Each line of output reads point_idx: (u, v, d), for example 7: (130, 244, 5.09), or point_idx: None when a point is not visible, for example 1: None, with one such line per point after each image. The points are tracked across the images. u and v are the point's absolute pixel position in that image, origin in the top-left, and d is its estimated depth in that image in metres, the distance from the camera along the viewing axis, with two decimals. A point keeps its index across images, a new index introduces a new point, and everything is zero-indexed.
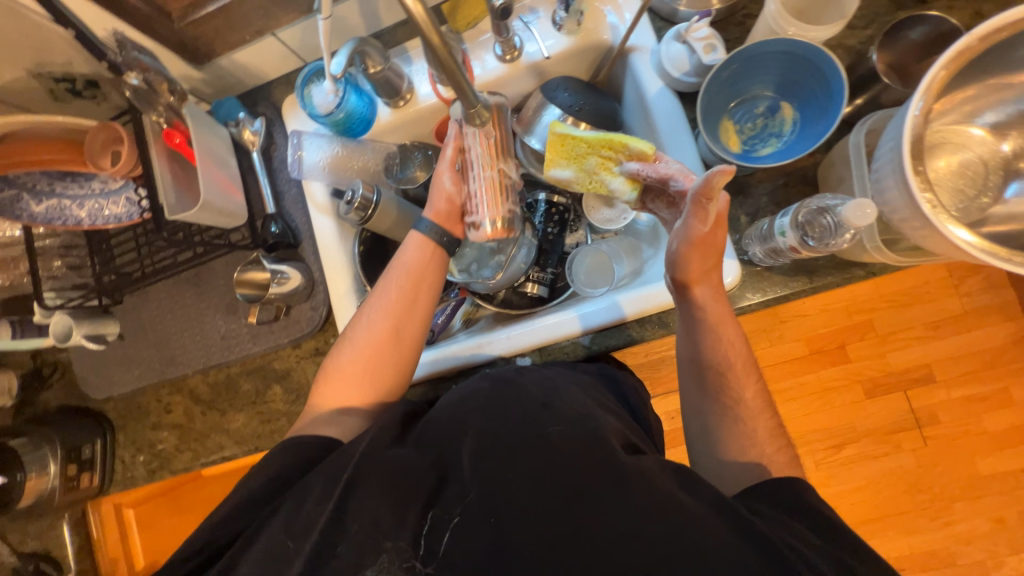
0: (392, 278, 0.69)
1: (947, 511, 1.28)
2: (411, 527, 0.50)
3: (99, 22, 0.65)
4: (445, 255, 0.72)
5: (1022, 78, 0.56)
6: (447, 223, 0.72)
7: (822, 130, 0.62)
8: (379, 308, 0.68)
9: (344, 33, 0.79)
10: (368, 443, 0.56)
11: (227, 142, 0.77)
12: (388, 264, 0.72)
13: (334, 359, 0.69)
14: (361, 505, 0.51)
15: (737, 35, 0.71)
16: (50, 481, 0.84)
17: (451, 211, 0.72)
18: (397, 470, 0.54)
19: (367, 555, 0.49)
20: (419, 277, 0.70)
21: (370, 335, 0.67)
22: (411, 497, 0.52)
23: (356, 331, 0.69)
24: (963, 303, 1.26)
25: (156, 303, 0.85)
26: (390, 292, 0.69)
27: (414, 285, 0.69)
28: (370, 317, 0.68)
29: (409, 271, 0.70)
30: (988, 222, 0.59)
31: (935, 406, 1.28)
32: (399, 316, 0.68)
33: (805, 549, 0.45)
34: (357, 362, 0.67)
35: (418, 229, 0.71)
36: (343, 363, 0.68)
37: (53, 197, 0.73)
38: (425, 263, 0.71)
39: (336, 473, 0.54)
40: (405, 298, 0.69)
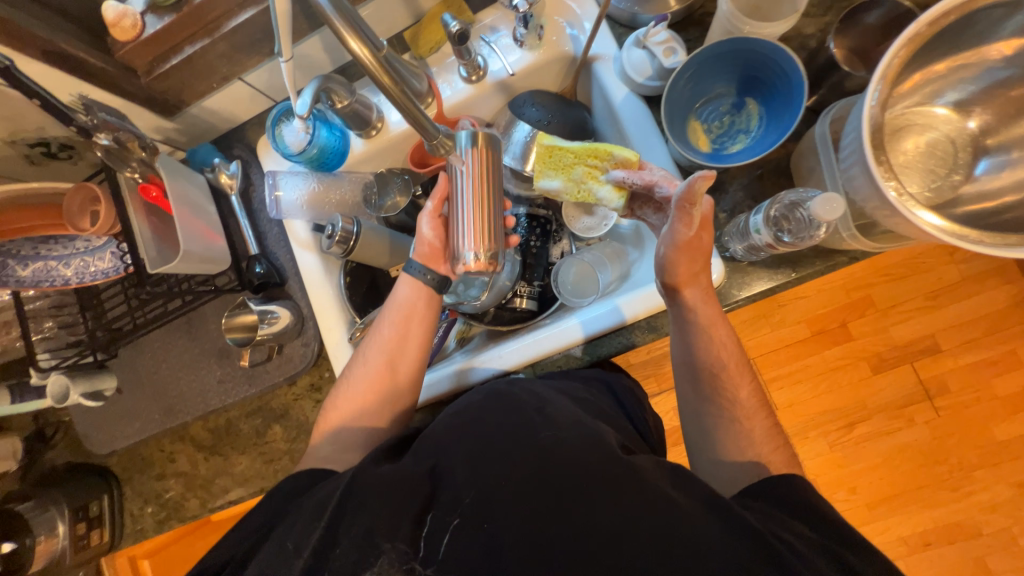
0: (386, 318, 0.69)
1: (966, 482, 1.26)
2: (407, 534, 0.48)
3: (64, 86, 0.65)
4: (436, 296, 0.71)
5: (979, 55, 0.57)
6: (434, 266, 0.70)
7: (786, 124, 0.62)
8: (376, 347, 0.68)
9: (310, 70, 0.80)
10: (358, 465, 0.53)
11: (204, 189, 0.79)
12: (383, 304, 0.72)
13: (334, 398, 0.69)
14: (356, 521, 0.48)
15: (697, 35, 0.72)
16: (59, 542, 0.87)
17: (435, 253, 0.70)
18: (389, 482, 0.51)
19: (368, 560, 0.47)
20: (413, 316, 0.69)
21: (368, 374, 0.68)
22: (407, 503, 0.49)
23: (354, 372, 0.69)
24: (959, 271, 1.25)
25: (150, 354, 0.86)
26: (384, 331, 0.69)
27: (406, 323, 0.69)
28: (366, 355, 0.69)
29: (402, 310, 0.69)
30: (962, 202, 0.61)
31: (943, 377, 1.27)
32: (396, 353, 0.68)
33: (803, 548, 0.45)
34: (357, 400, 0.67)
35: (408, 270, 0.70)
36: (343, 401, 0.68)
37: (39, 260, 0.72)
38: (417, 304, 0.70)
39: (330, 494, 0.52)
40: (400, 338, 0.69)
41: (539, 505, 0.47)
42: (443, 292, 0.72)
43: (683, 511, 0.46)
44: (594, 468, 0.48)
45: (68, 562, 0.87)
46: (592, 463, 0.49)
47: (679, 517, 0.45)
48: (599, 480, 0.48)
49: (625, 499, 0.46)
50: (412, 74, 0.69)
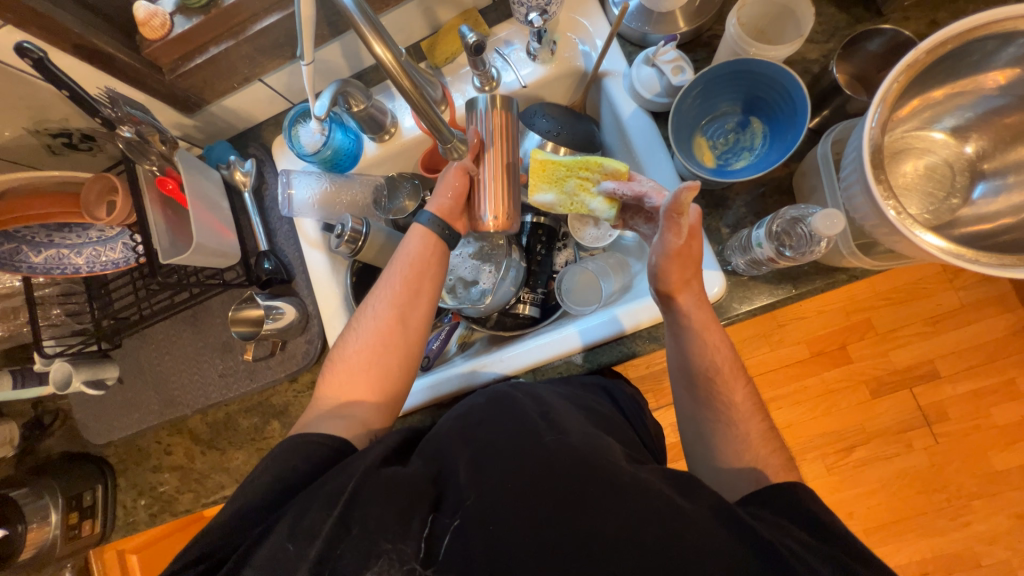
0: (393, 269, 0.69)
1: (965, 510, 1.25)
2: (414, 534, 0.48)
3: (92, 81, 0.67)
4: (444, 248, 0.70)
5: (975, 85, 0.59)
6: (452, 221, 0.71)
7: (790, 143, 0.64)
8: (384, 299, 0.67)
9: (328, 74, 0.82)
10: (369, 460, 0.53)
11: (218, 185, 0.80)
12: (391, 257, 0.70)
13: (339, 353, 0.67)
14: (365, 511, 0.48)
15: (705, 56, 0.75)
16: (51, 531, 0.85)
17: (455, 206, 0.70)
18: (399, 480, 0.51)
19: (367, 559, 0.46)
20: (421, 267, 0.69)
21: (377, 327, 0.66)
22: (414, 503, 0.50)
23: (361, 325, 0.67)
24: (958, 297, 1.26)
25: (154, 345, 0.86)
26: (394, 283, 0.67)
27: (417, 277, 0.68)
28: (376, 307, 0.67)
29: (410, 259, 0.69)
30: (959, 224, 0.63)
31: (943, 402, 1.27)
32: (404, 306, 0.67)
33: (801, 550, 0.46)
34: (361, 354, 0.65)
35: (421, 221, 0.70)
36: (348, 355, 0.66)
37: (51, 247, 0.74)
38: (428, 257, 0.69)
39: (342, 480, 0.51)
40: (407, 290, 0.67)
41: (541, 507, 0.48)
42: (452, 246, 0.72)
43: (689, 517, 0.46)
44: (593, 472, 0.49)
45: (57, 553, 0.86)
46: (592, 468, 0.49)
47: (679, 518, 0.45)
48: (592, 480, 0.48)
49: (622, 501, 0.47)
50: (428, 82, 0.71)
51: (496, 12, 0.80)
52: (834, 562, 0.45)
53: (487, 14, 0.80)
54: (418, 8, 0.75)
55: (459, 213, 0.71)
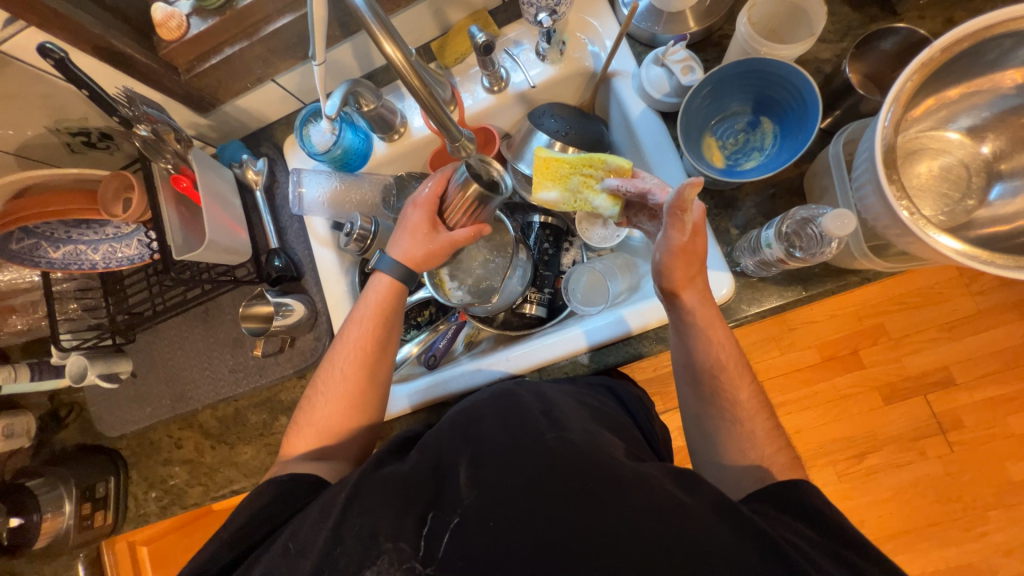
0: (358, 327, 0.69)
1: (981, 521, 1.22)
2: (410, 532, 0.48)
3: (111, 81, 0.69)
4: (404, 290, 0.71)
5: (992, 84, 0.58)
6: (415, 268, 0.71)
7: (801, 143, 0.63)
8: (350, 358, 0.68)
9: (339, 75, 0.83)
10: (362, 469, 0.55)
11: (231, 183, 0.81)
12: (351, 309, 0.71)
13: (307, 412, 0.68)
14: (358, 516, 0.49)
15: (715, 56, 0.74)
16: (64, 521, 0.86)
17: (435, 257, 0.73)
18: (395, 482, 0.53)
19: (366, 560, 0.47)
20: (386, 320, 0.69)
21: (346, 386, 0.67)
22: (410, 501, 0.51)
23: (328, 385, 0.67)
24: (975, 302, 1.23)
25: (167, 340, 0.88)
26: (359, 340, 0.68)
27: (379, 329, 0.69)
28: (342, 367, 0.67)
29: (374, 315, 0.69)
30: (975, 226, 0.61)
31: (958, 409, 1.24)
32: (372, 362, 0.68)
33: (809, 549, 0.45)
34: (332, 413, 0.66)
35: (381, 268, 0.70)
36: (318, 416, 0.67)
37: (69, 243, 0.75)
38: (389, 306, 0.70)
39: (338, 491, 0.54)
40: (373, 346, 0.68)
41: (542, 504, 0.47)
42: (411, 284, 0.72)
43: (690, 513, 0.46)
44: (597, 470, 0.48)
45: (69, 543, 0.88)
46: (596, 466, 0.49)
47: (682, 515, 0.45)
48: (594, 477, 0.48)
49: (625, 497, 0.46)
50: (438, 82, 0.71)
51: (505, 13, 0.81)
52: (838, 559, 0.45)
53: (496, 15, 0.81)
54: (428, 9, 0.75)
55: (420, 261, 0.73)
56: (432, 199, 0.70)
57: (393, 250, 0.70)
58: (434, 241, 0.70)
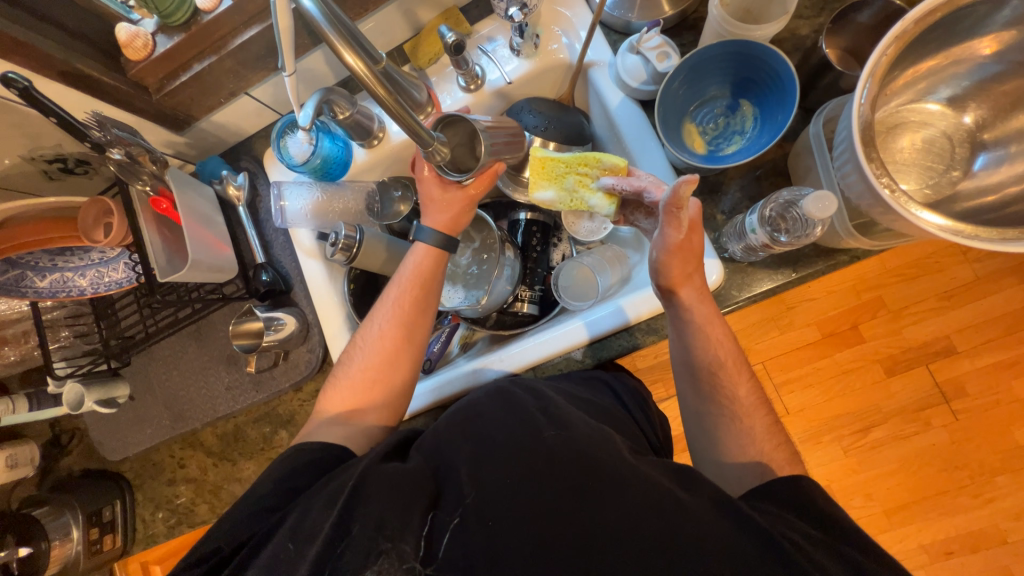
0: (397, 288, 0.69)
1: (988, 489, 1.23)
2: (413, 533, 0.48)
3: (81, 105, 0.68)
4: (445, 257, 0.72)
5: (971, 52, 0.57)
6: (452, 230, 0.72)
7: (781, 123, 0.62)
8: (390, 317, 0.68)
9: (313, 83, 0.82)
10: (368, 460, 0.53)
11: (212, 200, 0.81)
12: (394, 273, 0.72)
13: (341, 372, 0.68)
14: (364, 517, 0.48)
15: (691, 39, 0.73)
16: (73, 547, 0.89)
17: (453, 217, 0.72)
18: (401, 475, 0.52)
19: (369, 556, 0.47)
20: (427, 284, 0.70)
21: (383, 345, 0.67)
22: (415, 496, 0.50)
23: (367, 342, 0.68)
24: (972, 270, 1.22)
25: (161, 362, 0.88)
26: (399, 301, 0.68)
27: (420, 290, 0.69)
28: (381, 326, 0.68)
29: (415, 277, 0.70)
30: (960, 198, 0.61)
31: (960, 378, 1.24)
32: (409, 324, 0.68)
33: (803, 541, 0.45)
34: (369, 369, 0.66)
35: (421, 238, 0.71)
36: (354, 372, 0.67)
37: (55, 271, 0.75)
38: (430, 271, 0.70)
39: (346, 478, 0.52)
40: (413, 306, 0.69)
41: (540, 508, 0.47)
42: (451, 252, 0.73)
43: (687, 510, 0.45)
44: (593, 471, 0.48)
45: (81, 567, 0.89)
46: (592, 466, 0.48)
47: (679, 511, 0.45)
48: (589, 477, 0.48)
49: (619, 497, 0.46)
50: (412, 85, 0.71)
51: (477, 9, 0.79)
52: (833, 549, 0.45)
53: (468, 11, 0.79)
54: (398, 10, 0.74)
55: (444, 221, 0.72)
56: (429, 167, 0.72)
57: (426, 223, 0.71)
58: (454, 197, 0.70)
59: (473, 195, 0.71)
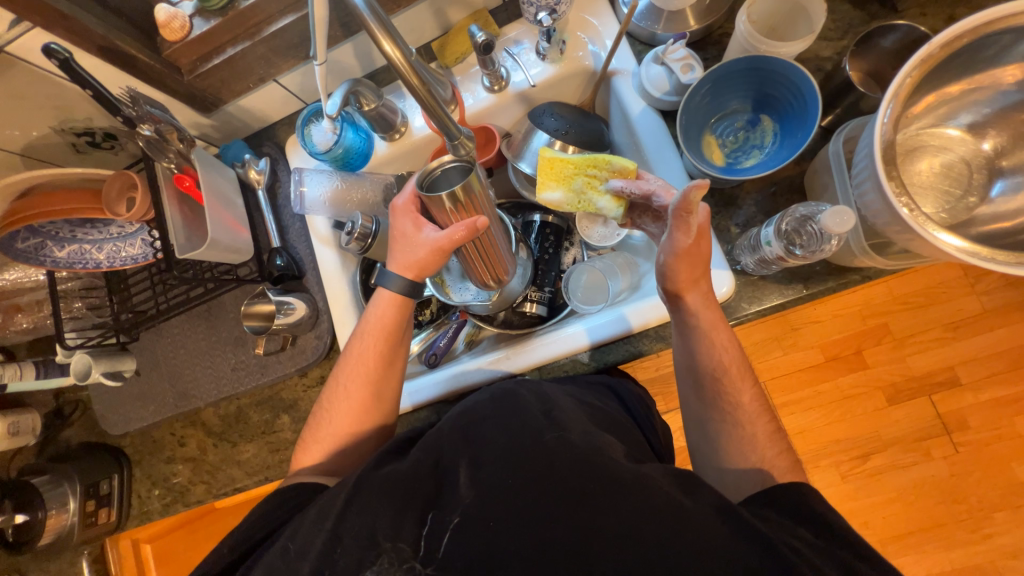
0: (362, 340, 0.69)
1: (987, 523, 1.21)
2: (410, 533, 0.48)
3: (115, 80, 0.70)
4: (409, 303, 0.71)
5: (993, 80, 0.58)
6: (417, 276, 0.69)
7: (801, 140, 0.63)
8: (355, 373, 0.68)
9: (340, 75, 0.84)
10: (362, 468, 0.54)
11: (233, 182, 0.82)
12: (357, 324, 0.71)
13: (316, 425, 0.68)
14: (359, 516, 0.49)
15: (715, 54, 0.74)
16: (69, 518, 0.88)
17: (420, 262, 0.67)
18: (395, 480, 0.52)
19: (366, 559, 0.47)
20: (390, 333, 0.69)
21: (351, 402, 0.67)
22: (410, 500, 0.50)
23: (335, 400, 0.68)
24: (980, 302, 1.22)
25: (169, 339, 0.88)
26: (364, 355, 0.68)
27: (383, 342, 0.69)
28: (347, 384, 0.68)
29: (377, 329, 0.69)
30: (977, 222, 0.61)
31: (964, 410, 1.23)
32: (375, 378, 0.68)
33: (805, 549, 0.45)
34: (341, 427, 0.67)
35: (384, 284, 0.69)
36: (324, 432, 0.67)
37: (74, 242, 0.76)
38: (394, 320, 0.69)
39: (339, 489, 0.53)
40: (377, 358, 0.68)
41: (542, 501, 0.47)
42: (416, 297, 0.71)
43: (689, 514, 0.45)
44: (598, 469, 0.48)
45: (74, 539, 0.89)
46: (597, 464, 0.48)
47: (680, 515, 0.45)
48: (595, 474, 0.48)
49: (624, 496, 0.46)
50: (438, 81, 0.72)
51: (506, 13, 0.81)
52: (835, 558, 0.45)
53: (497, 14, 0.81)
54: (429, 9, 0.76)
55: (410, 264, 0.68)
56: (410, 202, 0.67)
57: (390, 266, 0.69)
58: (425, 239, 0.66)
59: (445, 245, 0.64)
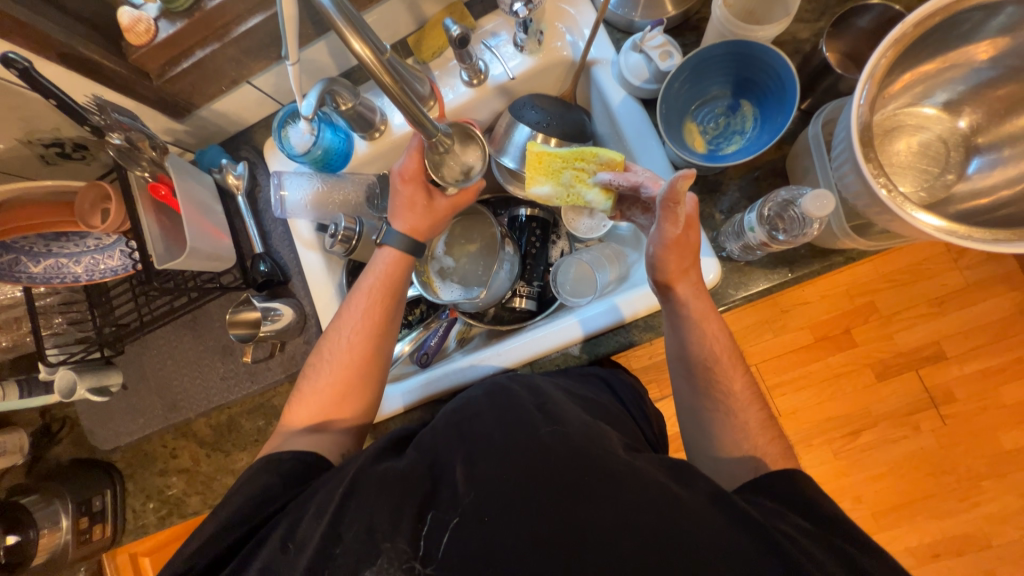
0: (366, 297, 0.69)
1: (975, 492, 1.24)
2: (410, 533, 0.48)
3: (80, 89, 0.68)
4: (412, 261, 0.73)
5: (967, 58, 0.58)
6: (424, 237, 0.73)
7: (781, 124, 0.63)
8: (359, 327, 0.68)
9: (315, 74, 0.82)
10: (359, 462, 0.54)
11: (212, 189, 0.81)
12: (360, 278, 0.72)
13: (310, 381, 0.68)
14: (356, 520, 0.49)
15: (694, 40, 0.74)
16: (62, 535, 0.87)
17: (430, 222, 0.73)
18: (393, 479, 0.52)
19: (365, 562, 0.47)
20: (394, 290, 0.71)
21: (351, 356, 0.67)
22: (410, 501, 0.50)
23: (334, 352, 0.68)
24: (963, 276, 1.24)
25: (155, 350, 0.87)
26: (367, 311, 0.69)
27: (386, 299, 0.70)
28: (350, 337, 0.68)
29: (383, 286, 0.70)
30: (954, 201, 0.62)
31: (950, 382, 1.26)
32: (377, 333, 0.69)
33: (796, 533, 0.46)
34: (336, 383, 0.67)
35: (387, 242, 0.71)
36: (321, 384, 0.67)
37: (50, 257, 0.74)
38: (396, 276, 0.71)
39: (334, 486, 0.53)
40: (383, 316, 0.69)
41: (538, 499, 0.47)
42: (417, 256, 0.74)
43: (683, 504, 0.46)
44: (593, 467, 0.48)
45: (69, 557, 0.88)
46: (591, 459, 0.49)
47: (673, 505, 0.45)
48: (589, 469, 0.48)
49: (616, 489, 0.46)
50: (415, 77, 0.71)
51: (481, 5, 0.80)
52: (823, 539, 0.46)
53: (472, 7, 0.80)
54: (402, 3, 0.74)
55: (421, 226, 0.72)
56: (416, 171, 0.69)
57: (397, 227, 0.71)
58: (435, 208, 0.72)
59: (458, 205, 0.74)
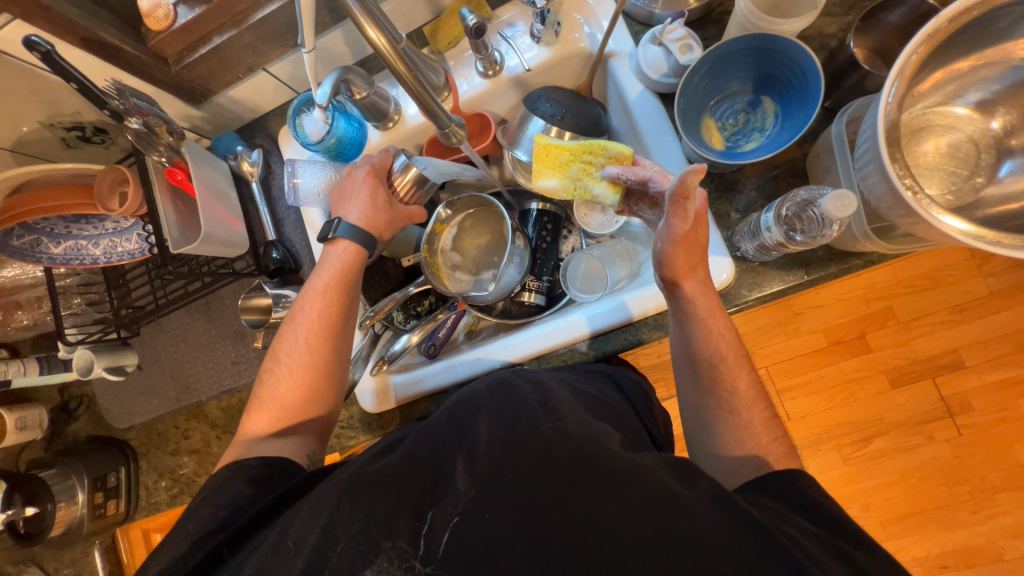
0: (320, 295, 0.70)
1: (989, 504, 1.21)
2: (410, 535, 0.48)
3: (100, 73, 0.69)
4: (366, 254, 0.73)
5: (1002, 56, 0.56)
6: (376, 235, 0.74)
7: (803, 121, 0.62)
8: (314, 327, 0.68)
9: (331, 62, 0.82)
10: (355, 467, 0.55)
11: (227, 176, 0.81)
12: (311, 278, 0.71)
13: (270, 387, 0.68)
14: (356, 512, 0.49)
15: (715, 33, 0.72)
16: (78, 510, 0.90)
17: (383, 223, 0.74)
18: (397, 471, 0.52)
19: (366, 559, 0.47)
20: (348, 288, 0.71)
21: (309, 357, 0.67)
22: (409, 503, 0.50)
23: (291, 356, 0.68)
24: (987, 284, 1.21)
25: (169, 333, 0.89)
26: (323, 310, 0.69)
27: (340, 296, 0.70)
28: (306, 338, 0.68)
29: (337, 284, 0.70)
30: (983, 204, 0.59)
31: (968, 392, 1.23)
32: (335, 333, 0.69)
33: (800, 536, 0.45)
34: (298, 385, 0.67)
35: (340, 234, 0.71)
36: (283, 391, 0.67)
37: (69, 238, 0.76)
38: (349, 273, 0.71)
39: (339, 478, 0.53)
40: (338, 314, 0.69)
41: (539, 495, 0.47)
42: (371, 250, 0.73)
43: (685, 504, 0.45)
44: (597, 464, 0.47)
45: (84, 531, 0.91)
46: (595, 456, 0.48)
47: (676, 505, 0.45)
48: (592, 464, 0.48)
49: (620, 486, 0.46)
50: (431, 68, 0.70)
51: None
52: (828, 544, 0.45)
53: None
54: None
55: (375, 223, 0.73)
56: (381, 171, 0.74)
57: (353, 218, 0.71)
58: (392, 209, 0.74)
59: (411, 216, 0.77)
